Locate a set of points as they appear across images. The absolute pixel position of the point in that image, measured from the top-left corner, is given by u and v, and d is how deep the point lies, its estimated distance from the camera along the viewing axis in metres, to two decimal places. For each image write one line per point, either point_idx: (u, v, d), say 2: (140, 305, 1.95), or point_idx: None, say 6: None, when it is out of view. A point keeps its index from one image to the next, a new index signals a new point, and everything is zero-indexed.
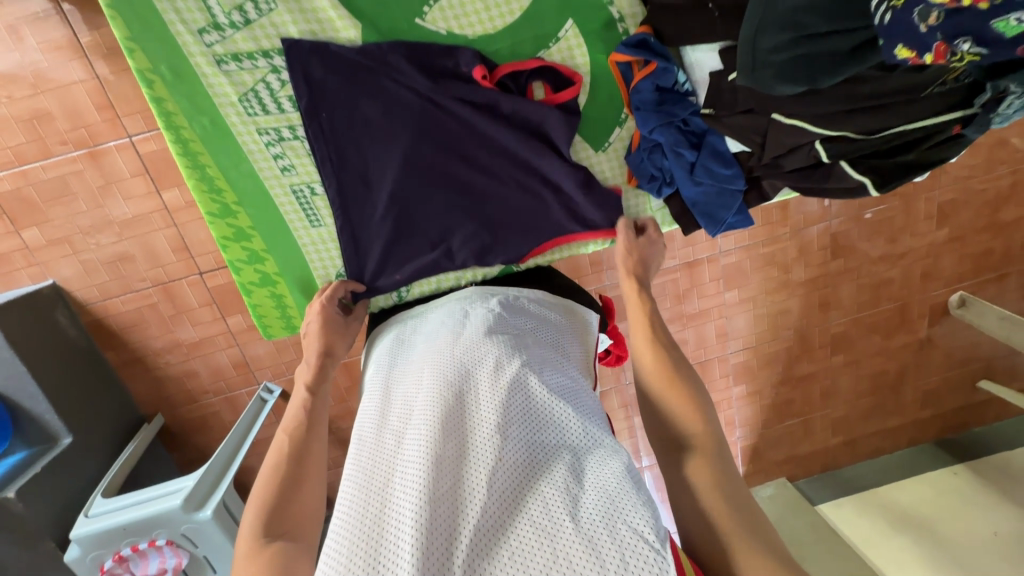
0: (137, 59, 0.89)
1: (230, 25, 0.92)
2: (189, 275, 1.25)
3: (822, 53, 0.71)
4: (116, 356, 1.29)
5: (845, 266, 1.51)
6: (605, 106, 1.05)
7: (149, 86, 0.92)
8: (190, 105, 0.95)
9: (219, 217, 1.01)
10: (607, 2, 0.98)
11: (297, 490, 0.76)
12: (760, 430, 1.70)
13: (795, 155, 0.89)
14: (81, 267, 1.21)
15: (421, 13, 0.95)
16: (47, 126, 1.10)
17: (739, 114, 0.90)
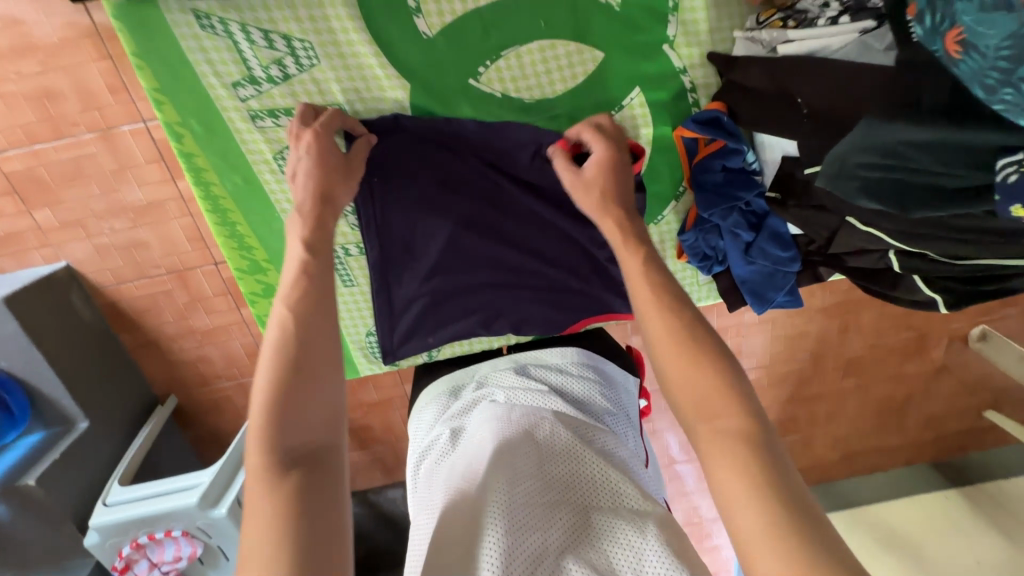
0: (166, 113, 0.88)
1: (267, 79, 0.89)
2: (205, 265, 1.22)
3: (917, 185, 0.65)
4: (130, 338, 1.29)
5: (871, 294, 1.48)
6: (665, 177, 1.02)
7: (178, 142, 0.91)
8: (221, 162, 0.94)
9: (248, 273, 1.04)
10: (681, 70, 0.94)
11: (312, 392, 0.65)
12: None
13: (864, 257, 0.86)
14: (94, 250, 1.18)
15: (476, 74, 0.92)
16: (57, 106, 1.04)
17: (807, 209, 0.85)
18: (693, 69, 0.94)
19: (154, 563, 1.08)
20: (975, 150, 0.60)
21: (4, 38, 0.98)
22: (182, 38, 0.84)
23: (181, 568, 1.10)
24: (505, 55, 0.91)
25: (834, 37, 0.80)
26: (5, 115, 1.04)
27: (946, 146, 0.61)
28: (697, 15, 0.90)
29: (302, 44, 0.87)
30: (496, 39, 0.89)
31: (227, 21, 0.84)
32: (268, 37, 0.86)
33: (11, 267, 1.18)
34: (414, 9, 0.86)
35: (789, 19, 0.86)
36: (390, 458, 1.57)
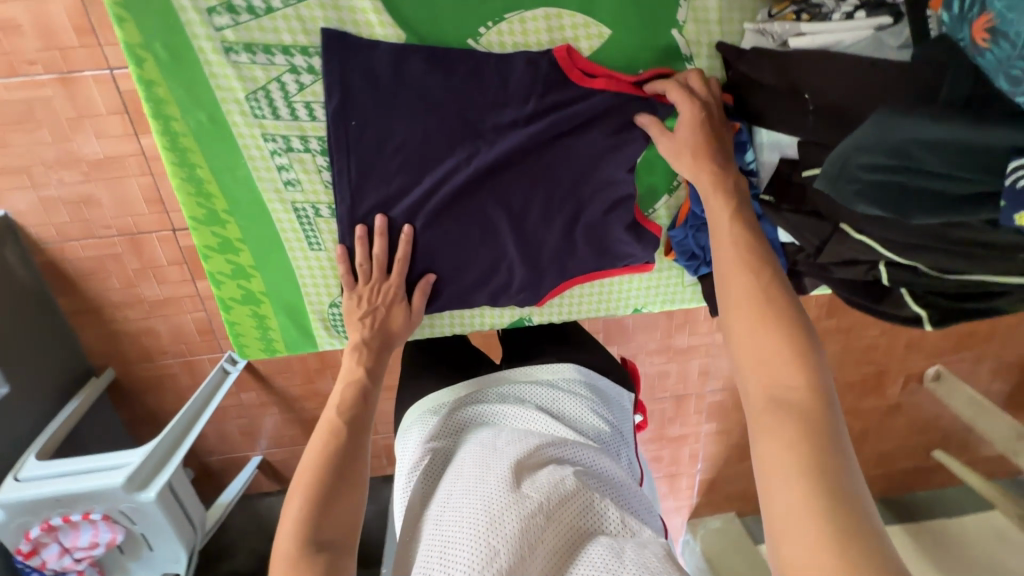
0: (127, 32, 0.80)
1: (248, 10, 0.82)
2: (161, 230, 1.14)
3: (919, 188, 0.61)
4: (69, 302, 1.19)
5: (837, 325, 1.51)
6: (659, 169, 0.98)
7: (138, 65, 0.82)
8: (186, 96, 0.86)
9: (204, 224, 0.94)
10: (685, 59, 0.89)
11: (345, 494, 0.73)
12: (721, 466, 1.70)
13: (851, 269, 0.79)
14: (38, 203, 1.09)
15: (477, 34, 0.86)
16: (14, 40, 0.96)
17: (802, 215, 0.80)
18: (699, 58, 0.90)
19: (66, 549, 0.99)
20: (988, 151, 0.55)
21: None
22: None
23: (97, 555, 1.01)
24: (509, 18, 0.86)
25: (848, 32, 0.76)
26: None
27: (958, 147, 0.56)
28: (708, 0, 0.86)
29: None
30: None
31: None
32: None
33: None
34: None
35: (801, 11, 0.81)
36: None
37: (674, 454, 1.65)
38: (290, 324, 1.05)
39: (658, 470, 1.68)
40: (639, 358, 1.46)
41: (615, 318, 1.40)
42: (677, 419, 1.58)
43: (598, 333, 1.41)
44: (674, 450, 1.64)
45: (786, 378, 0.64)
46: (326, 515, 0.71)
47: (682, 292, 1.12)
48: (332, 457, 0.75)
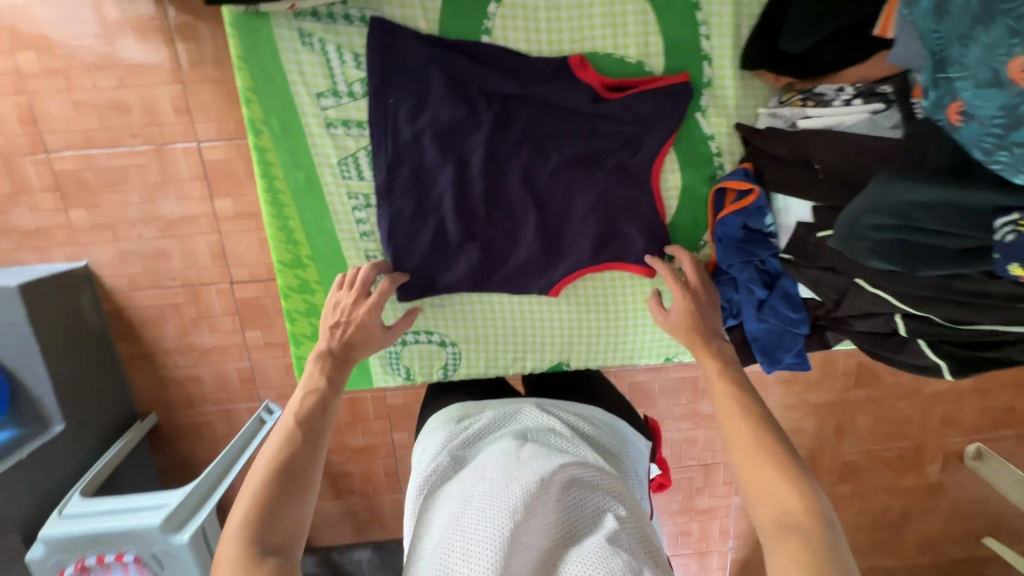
0: (252, 109, 0.91)
1: (348, 94, 0.93)
2: (220, 282, 1.25)
3: (925, 247, 0.65)
4: (126, 346, 1.27)
5: (865, 396, 1.50)
6: (687, 227, 1.02)
7: (256, 135, 0.93)
8: (290, 159, 0.95)
9: (289, 266, 0.99)
10: (707, 135, 0.98)
11: (293, 503, 0.70)
12: (753, 545, 1.62)
13: (870, 321, 0.83)
14: (117, 255, 1.21)
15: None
16: (122, 118, 1.13)
17: (819, 270, 0.85)
18: (720, 135, 0.98)
19: None
20: (970, 215, 0.60)
21: (92, 53, 1.09)
22: (282, 44, 0.89)
23: None
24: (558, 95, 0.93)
25: (849, 115, 0.83)
26: (72, 120, 1.12)
27: (957, 209, 0.61)
28: (727, 90, 0.96)
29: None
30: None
31: (325, 40, 0.90)
32: (358, 59, 0.91)
33: (30, 261, 1.20)
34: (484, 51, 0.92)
35: (808, 99, 0.88)
36: (364, 513, 1.48)
37: (703, 528, 1.58)
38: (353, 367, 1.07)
39: (687, 546, 1.60)
40: (666, 422, 1.47)
41: (641, 380, 1.42)
42: (705, 490, 1.54)
43: (624, 395, 1.43)
44: (703, 524, 1.58)
45: (788, 505, 0.68)
46: (275, 526, 0.68)
47: None
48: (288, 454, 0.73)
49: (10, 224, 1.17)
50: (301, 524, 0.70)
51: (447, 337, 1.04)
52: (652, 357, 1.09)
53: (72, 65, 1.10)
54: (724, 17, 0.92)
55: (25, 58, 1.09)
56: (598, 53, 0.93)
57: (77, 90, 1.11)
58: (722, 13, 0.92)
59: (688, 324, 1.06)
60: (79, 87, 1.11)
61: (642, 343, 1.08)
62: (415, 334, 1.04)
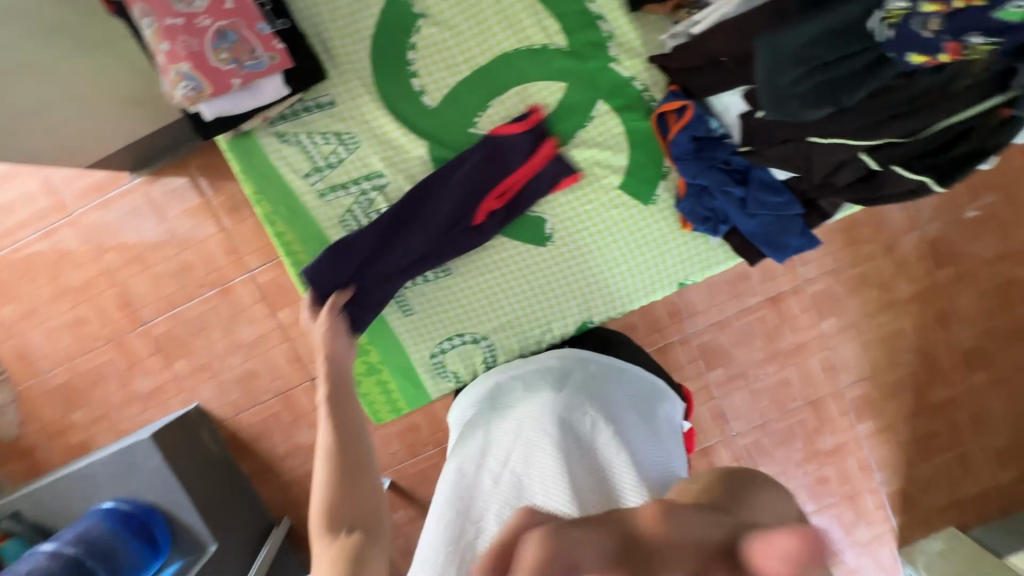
0: (263, 207, 1.02)
1: (328, 166, 1.03)
2: (303, 382, 1.40)
3: (835, 78, 0.74)
4: (247, 463, 1.44)
5: (954, 273, 1.39)
6: (647, 163, 1.06)
7: (272, 226, 1.03)
8: (301, 232, 1.05)
9: None
10: (630, 78, 1.04)
11: (358, 476, 0.74)
12: (904, 471, 1.47)
13: (845, 171, 0.89)
14: (218, 388, 1.40)
15: (474, 122, 1.04)
16: (190, 275, 1.35)
17: (779, 146, 0.91)
18: (640, 74, 1.04)
19: None
20: (856, 37, 0.70)
21: (155, 233, 1.34)
22: (268, 150, 1.01)
23: None
24: (493, 105, 1.03)
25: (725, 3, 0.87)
26: (155, 291, 1.36)
27: (840, 38, 0.70)
28: (628, 35, 1.02)
29: (349, 135, 1.03)
30: (483, 94, 1.03)
31: (297, 132, 1.02)
32: (326, 136, 1.02)
33: (156, 416, 1.41)
34: (419, 90, 1.02)
35: (692, 9, 0.98)
36: None
37: (841, 470, 1.47)
38: (409, 387, 1.14)
39: (832, 495, 1.48)
40: (752, 372, 1.42)
41: (708, 339, 1.40)
42: (824, 429, 1.45)
43: (698, 360, 1.41)
44: (838, 466, 1.47)
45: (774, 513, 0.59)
46: (346, 504, 0.71)
47: (713, 254, 1.09)
48: (337, 447, 0.75)
49: (134, 392, 1.40)
50: (375, 499, 0.74)
51: (478, 334, 1.10)
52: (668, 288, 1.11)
53: (144, 248, 1.34)
54: None
55: (111, 257, 1.35)
56: (511, 53, 1.02)
57: (152, 266, 1.35)
58: None
59: (688, 246, 1.09)
60: (153, 263, 1.35)
61: (652, 282, 1.11)
62: (450, 340, 1.11)
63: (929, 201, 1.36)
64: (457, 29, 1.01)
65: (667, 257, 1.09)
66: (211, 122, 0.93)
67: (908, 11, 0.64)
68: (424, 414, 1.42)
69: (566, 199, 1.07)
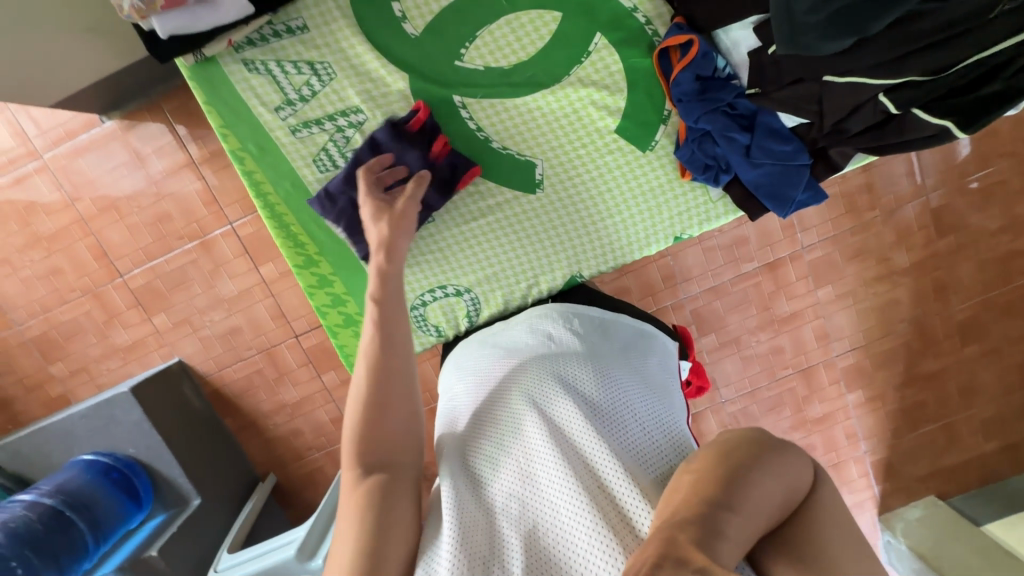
0: (230, 141, 0.96)
1: (300, 99, 0.97)
2: (287, 339, 1.37)
3: (856, 7, 0.70)
4: (230, 420, 1.42)
5: (956, 243, 1.35)
6: (645, 106, 1.00)
7: (241, 163, 0.98)
8: (273, 171, 0.99)
9: (305, 267, 1.04)
10: (631, 8, 0.95)
11: (390, 418, 0.68)
12: (890, 441, 1.48)
13: (860, 115, 0.85)
14: (199, 343, 1.37)
15: (459, 55, 0.97)
16: (168, 226, 1.30)
17: (786, 87, 0.87)
18: (643, 4, 0.96)
19: None
20: None
21: (129, 181, 1.27)
22: (234, 79, 0.94)
23: None
24: (480, 35, 0.96)
25: None
26: (132, 241, 1.31)
27: None
28: None
29: (323, 65, 0.96)
30: (470, 23, 0.95)
31: (266, 61, 0.95)
32: (298, 66, 0.95)
33: (137, 371, 1.38)
34: (400, 17, 0.95)
35: None
36: None
37: (827, 439, 1.48)
38: None
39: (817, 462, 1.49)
40: (744, 340, 1.40)
41: (702, 305, 1.37)
42: (813, 397, 1.44)
43: (691, 326, 1.39)
44: (825, 434, 1.47)
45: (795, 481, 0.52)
46: (381, 439, 0.67)
47: (713, 207, 1.04)
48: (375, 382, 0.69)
49: (113, 345, 1.37)
50: (407, 435, 0.69)
51: (460, 285, 1.07)
52: (662, 242, 1.07)
53: (119, 196, 1.28)
54: None
55: (84, 204, 1.29)
56: None
57: (128, 215, 1.29)
58: None
59: (682, 198, 1.04)
60: (128, 213, 1.29)
61: (643, 233, 1.06)
62: (433, 292, 1.07)
63: (937, 168, 1.31)
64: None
65: (660, 210, 1.05)
66: (166, 41, 0.85)
67: None
68: None
69: (553, 144, 1.02)
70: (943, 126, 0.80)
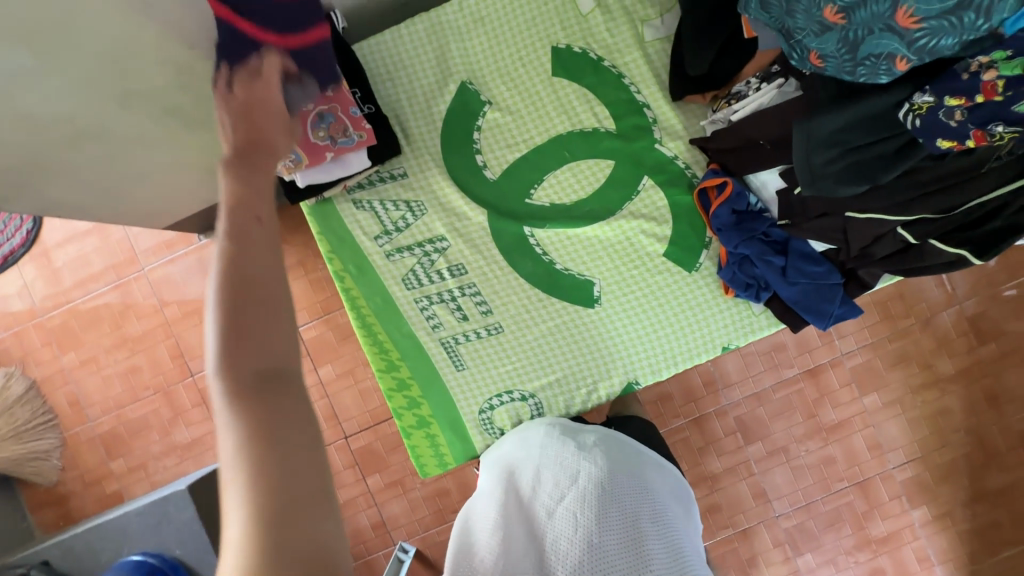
0: (334, 263, 1.10)
1: (396, 230, 1.12)
2: (336, 440, 1.41)
3: (867, 160, 0.81)
4: None
5: (1000, 351, 1.36)
6: (689, 233, 1.11)
7: (341, 281, 1.10)
8: (367, 288, 1.12)
9: (386, 372, 1.11)
10: (673, 157, 1.12)
11: (268, 334, 0.52)
12: (968, 566, 1.36)
13: (883, 243, 0.93)
14: None
15: (529, 194, 1.13)
16: None
17: (815, 219, 0.96)
18: (682, 152, 1.12)
19: None
20: (885, 122, 0.77)
21: None
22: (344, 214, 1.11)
23: None
24: (548, 177, 1.13)
25: (762, 99, 0.98)
26: None
27: (870, 125, 0.78)
28: (669, 116, 1.12)
29: (417, 203, 1.12)
30: (538, 168, 1.13)
31: (371, 199, 1.12)
32: (397, 204, 1.12)
33: (191, 469, 1.43)
34: (482, 165, 1.13)
35: (730, 100, 1.03)
36: None
37: (896, 562, 1.37)
38: (456, 439, 1.13)
39: None
40: (793, 448, 1.37)
41: (745, 411, 1.38)
42: (874, 513, 1.37)
43: (735, 433, 1.38)
44: (893, 556, 1.37)
45: None
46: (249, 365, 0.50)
47: (756, 320, 1.11)
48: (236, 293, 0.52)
49: (173, 442, 1.43)
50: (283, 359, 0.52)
51: (525, 391, 1.12)
52: (712, 353, 1.12)
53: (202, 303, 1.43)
54: (643, 72, 1.11)
55: (171, 310, 1.44)
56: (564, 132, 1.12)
57: None
58: (639, 69, 1.11)
59: (730, 312, 1.11)
60: None
61: (700, 341, 1.12)
62: (500, 396, 1.13)
63: (966, 278, 1.36)
64: (518, 114, 1.12)
65: (713, 321, 1.11)
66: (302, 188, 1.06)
67: (934, 104, 0.71)
68: (454, 478, 1.40)
69: (611, 265, 1.12)
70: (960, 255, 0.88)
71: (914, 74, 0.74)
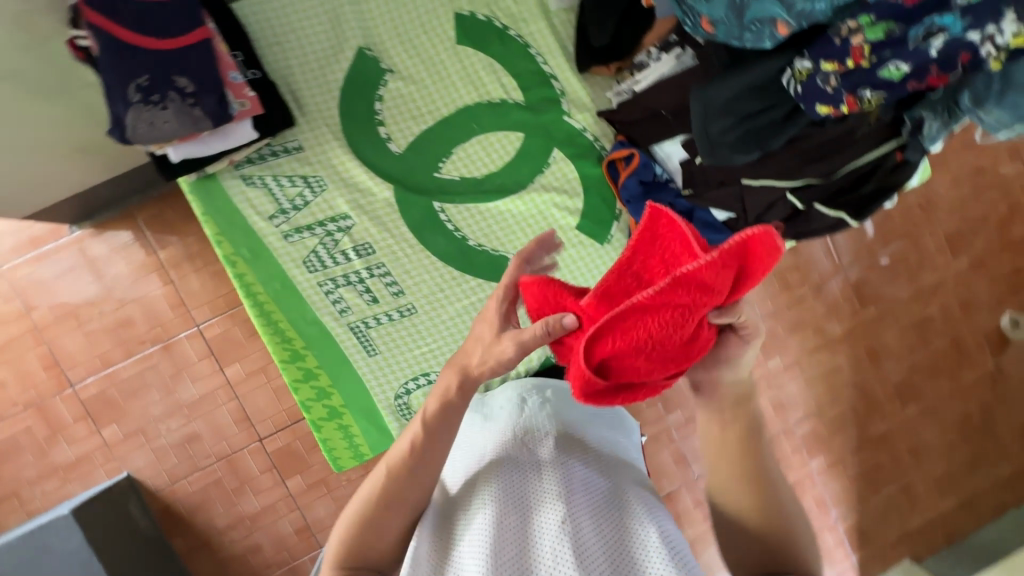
0: (223, 247, 1.00)
1: (293, 208, 1.04)
2: (250, 444, 1.31)
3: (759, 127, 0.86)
4: (181, 539, 1.30)
5: (878, 312, 1.52)
6: (600, 205, 1.14)
7: (232, 266, 1.01)
8: (264, 273, 1.03)
9: (290, 362, 1.04)
10: (582, 130, 1.13)
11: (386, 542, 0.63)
12: (857, 506, 1.52)
13: (775, 210, 0.99)
14: (153, 455, 1.29)
15: (438, 167, 1.09)
16: (130, 331, 1.27)
17: (714, 189, 1.03)
18: (591, 126, 1.14)
19: None
20: (772, 91, 0.83)
21: (93, 288, 1.26)
22: (232, 192, 1.01)
23: None
24: (456, 151, 1.10)
25: (663, 66, 1.04)
26: (88, 349, 1.27)
27: (759, 95, 0.84)
28: (577, 90, 1.13)
29: (315, 179, 1.05)
30: (446, 142, 1.09)
31: (263, 175, 1.03)
32: (293, 180, 1.04)
33: (76, 491, 1.27)
34: (385, 138, 1.07)
35: (633, 71, 1.08)
36: None
37: None
38: (370, 426, 1.09)
39: None
40: None
41: None
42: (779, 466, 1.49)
43: (656, 404, 1.44)
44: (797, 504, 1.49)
45: None
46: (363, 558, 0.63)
47: None
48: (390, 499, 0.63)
49: (52, 464, 1.26)
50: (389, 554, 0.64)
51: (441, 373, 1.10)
52: None
53: (79, 304, 1.26)
54: (551, 45, 1.12)
55: (39, 313, 1.25)
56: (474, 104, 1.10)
57: (86, 321, 1.27)
58: (549, 48, 1.12)
59: None
60: (87, 320, 1.27)
61: None
62: (415, 380, 1.10)
63: (849, 248, 1.50)
64: (422, 84, 1.08)
65: None
66: (175, 163, 0.93)
67: (811, 70, 0.78)
68: None
69: (525, 240, 1.11)
70: (842, 217, 0.95)
71: (795, 42, 0.80)
